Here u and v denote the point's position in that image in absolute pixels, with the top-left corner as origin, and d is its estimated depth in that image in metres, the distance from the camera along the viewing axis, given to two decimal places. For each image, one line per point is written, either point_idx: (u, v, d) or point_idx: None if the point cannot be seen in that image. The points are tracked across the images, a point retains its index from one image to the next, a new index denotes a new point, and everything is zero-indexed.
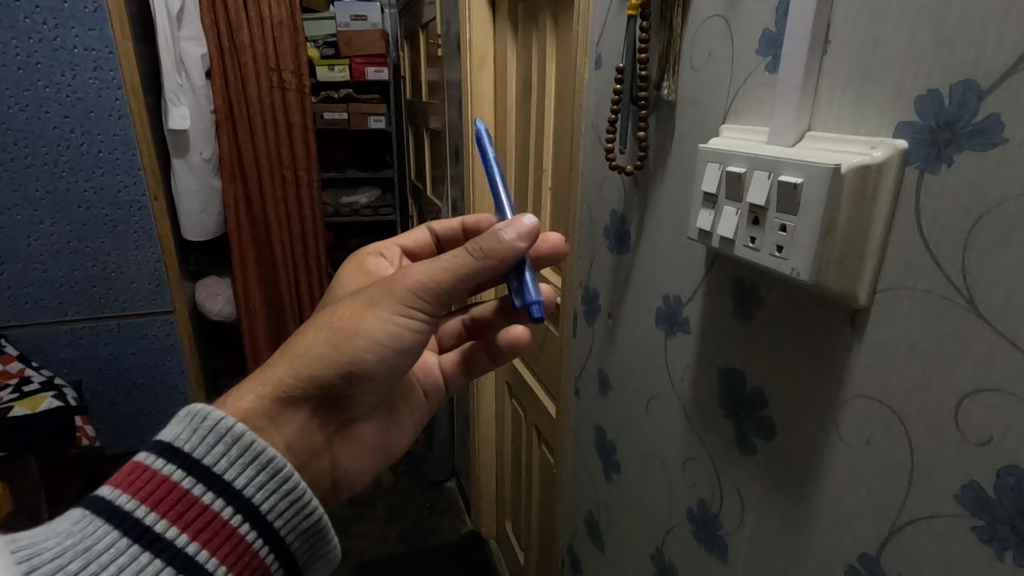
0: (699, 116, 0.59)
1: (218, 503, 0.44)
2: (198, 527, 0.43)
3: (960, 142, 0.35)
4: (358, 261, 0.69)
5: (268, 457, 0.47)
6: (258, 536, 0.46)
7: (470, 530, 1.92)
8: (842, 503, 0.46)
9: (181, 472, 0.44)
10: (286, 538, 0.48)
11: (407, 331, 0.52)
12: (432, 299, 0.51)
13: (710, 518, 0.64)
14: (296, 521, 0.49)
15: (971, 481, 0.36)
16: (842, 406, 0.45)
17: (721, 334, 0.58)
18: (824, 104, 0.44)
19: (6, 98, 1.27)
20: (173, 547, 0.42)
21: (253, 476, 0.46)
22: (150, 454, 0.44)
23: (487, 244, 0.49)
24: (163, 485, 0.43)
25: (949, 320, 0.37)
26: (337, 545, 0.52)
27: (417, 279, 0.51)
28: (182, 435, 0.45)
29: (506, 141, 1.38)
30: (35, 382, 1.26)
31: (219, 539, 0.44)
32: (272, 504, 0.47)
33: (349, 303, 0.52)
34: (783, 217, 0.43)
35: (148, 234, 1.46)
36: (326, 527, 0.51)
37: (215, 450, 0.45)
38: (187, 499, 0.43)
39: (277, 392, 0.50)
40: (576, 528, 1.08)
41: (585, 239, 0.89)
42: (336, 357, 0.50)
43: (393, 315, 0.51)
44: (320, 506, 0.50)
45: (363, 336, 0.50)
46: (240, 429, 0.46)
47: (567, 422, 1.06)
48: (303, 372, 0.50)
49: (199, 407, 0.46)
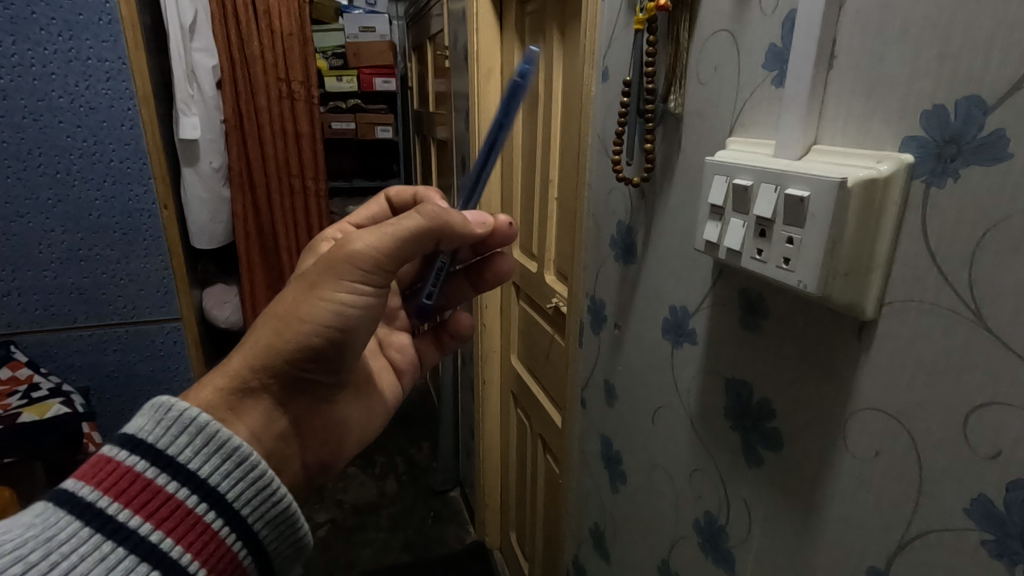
0: (704, 128, 0.59)
1: (183, 492, 0.44)
2: (162, 516, 0.42)
3: (966, 156, 0.35)
4: (314, 250, 0.72)
5: (233, 446, 0.46)
6: (224, 525, 0.45)
7: (474, 539, 1.91)
8: (851, 516, 0.46)
9: (144, 462, 0.43)
10: (254, 526, 0.47)
11: (353, 307, 0.53)
12: (375, 270, 0.53)
13: (717, 531, 0.63)
14: (264, 509, 0.48)
15: (980, 495, 0.36)
16: (850, 418, 0.45)
17: (728, 345, 0.59)
18: (830, 118, 0.45)
19: (21, 109, 1.29)
20: (136, 537, 0.41)
21: (218, 465, 0.46)
22: (112, 447, 0.43)
23: (434, 209, 0.54)
24: (127, 475, 0.42)
25: (957, 333, 0.37)
26: (306, 530, 0.51)
27: (358, 249, 0.52)
28: (145, 426, 0.44)
29: (513, 151, 1.39)
30: (43, 389, 1.28)
31: (184, 528, 0.43)
32: (238, 492, 0.46)
33: (292, 290, 0.53)
34: (789, 230, 0.43)
35: (158, 242, 1.47)
36: (295, 514, 0.50)
37: (178, 440, 0.45)
38: (150, 489, 0.43)
39: (236, 384, 0.50)
40: (582, 539, 1.08)
41: (591, 249, 0.90)
42: (284, 344, 0.51)
43: (335, 291, 0.52)
44: (288, 493, 0.49)
45: (307, 319, 0.51)
46: (201, 417, 0.46)
47: (573, 432, 1.06)
48: (256, 362, 0.51)
49: (164, 399, 0.46)
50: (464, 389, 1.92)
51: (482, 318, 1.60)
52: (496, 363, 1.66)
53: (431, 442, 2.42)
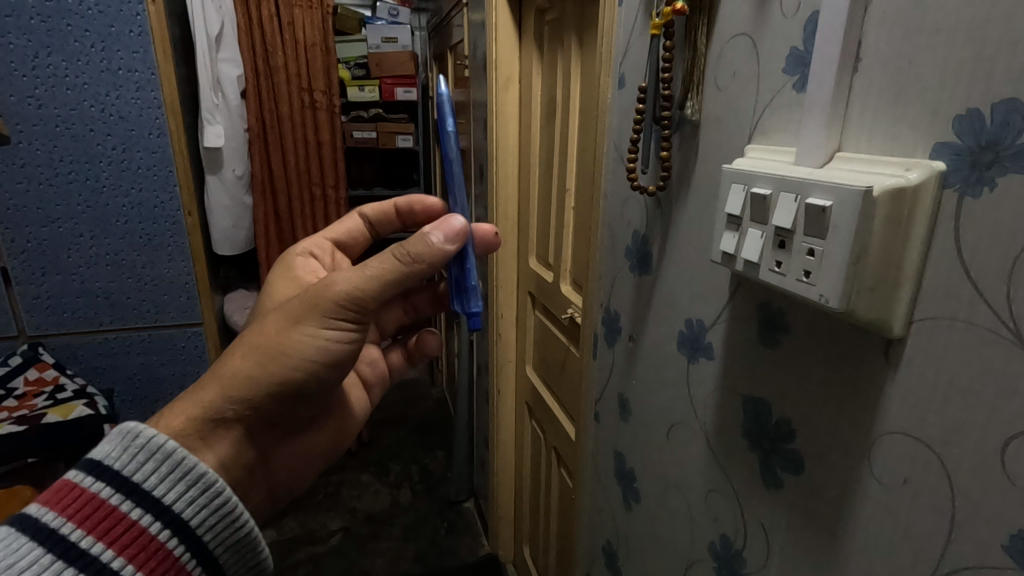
0: (723, 135, 0.57)
1: (146, 519, 0.44)
2: (124, 542, 0.42)
3: (1003, 164, 0.33)
4: (286, 265, 0.72)
5: (199, 473, 0.46)
6: (185, 550, 0.45)
7: (487, 552, 1.88)
8: (875, 548, 0.43)
9: (110, 489, 0.43)
10: (214, 550, 0.48)
11: (334, 345, 0.54)
12: (357, 308, 0.53)
13: (733, 555, 0.61)
14: (225, 533, 0.48)
15: (1020, 532, 0.33)
16: (876, 442, 0.42)
17: (745, 361, 0.56)
18: (855, 124, 0.42)
19: (54, 117, 1.32)
20: (97, 562, 0.41)
21: (183, 491, 0.46)
22: (78, 472, 0.43)
23: (415, 249, 0.52)
24: (92, 502, 0.42)
25: (995, 355, 0.34)
26: (265, 553, 0.52)
27: (341, 292, 0.52)
28: (112, 453, 0.44)
29: (531, 159, 1.37)
30: (68, 390, 1.31)
31: (146, 554, 0.43)
32: (201, 518, 0.46)
33: (274, 322, 0.53)
34: (810, 241, 0.41)
35: (181, 248, 1.50)
36: (255, 537, 0.50)
37: (145, 467, 0.45)
38: (114, 517, 0.42)
39: (209, 413, 0.51)
40: (594, 557, 1.05)
41: (607, 260, 0.88)
42: (265, 376, 0.52)
43: (318, 329, 0.53)
44: (250, 518, 0.49)
45: (291, 353, 0.53)
46: (168, 446, 0.45)
47: (586, 446, 1.04)
48: (233, 394, 0.52)
49: (132, 424, 0.45)
50: (479, 398, 1.89)
51: (496, 328, 1.58)
52: (511, 373, 1.64)
53: (446, 452, 2.41)
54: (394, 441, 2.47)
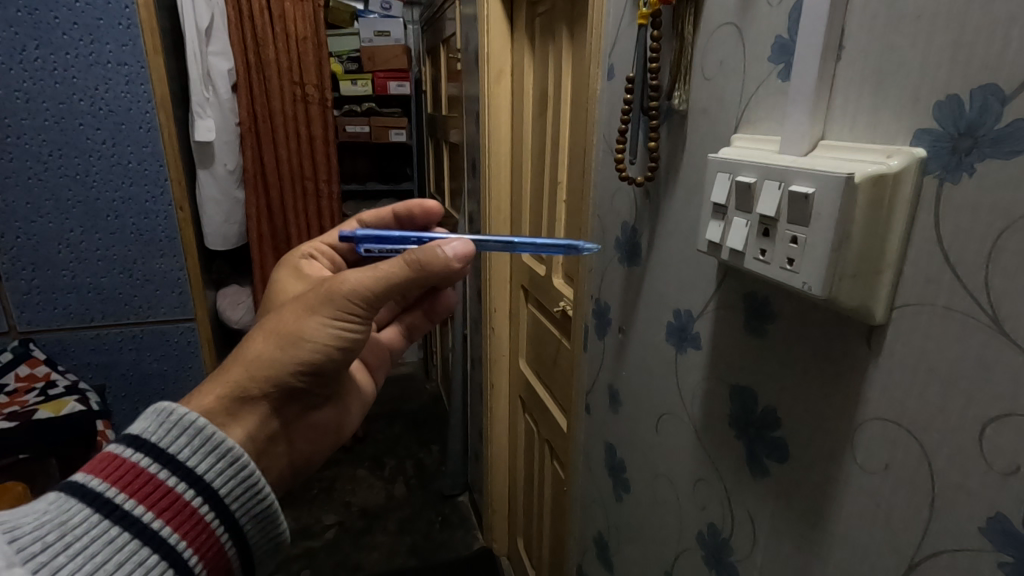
0: (710, 125, 0.57)
1: (181, 486, 0.44)
2: (162, 506, 0.42)
3: (982, 149, 0.33)
4: (291, 266, 0.71)
5: (227, 446, 0.46)
6: (217, 519, 0.45)
7: (481, 545, 1.88)
8: (858, 534, 0.43)
9: (148, 459, 0.43)
10: (241, 521, 0.47)
11: (350, 337, 0.53)
12: (372, 299, 0.52)
13: (721, 544, 0.61)
14: (251, 505, 0.48)
15: (997, 514, 0.34)
16: (858, 429, 0.43)
17: (732, 350, 0.56)
18: (838, 112, 0.42)
19: (42, 112, 1.31)
20: (138, 524, 0.41)
21: (214, 462, 0.45)
22: (118, 445, 0.43)
23: (424, 257, 0.52)
24: (131, 469, 0.42)
25: (973, 340, 0.34)
26: (287, 528, 0.51)
27: (355, 286, 0.52)
28: (148, 427, 0.44)
29: (522, 153, 1.37)
30: (60, 386, 1.31)
31: (181, 518, 0.43)
32: (230, 488, 0.46)
33: (291, 310, 0.53)
34: (794, 229, 0.41)
35: (173, 243, 1.49)
36: (277, 511, 0.50)
37: (179, 439, 0.45)
38: (152, 484, 0.42)
39: (234, 393, 0.50)
40: (586, 548, 1.05)
41: (597, 252, 0.88)
42: (285, 362, 0.52)
43: (334, 319, 0.52)
44: (273, 491, 0.49)
45: (310, 339, 0.52)
46: (201, 422, 0.45)
47: (577, 438, 1.04)
48: (257, 374, 0.51)
49: (167, 402, 0.46)
50: (473, 392, 1.90)
51: (490, 322, 1.58)
52: (505, 368, 1.64)
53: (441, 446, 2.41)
54: (389, 436, 2.48)
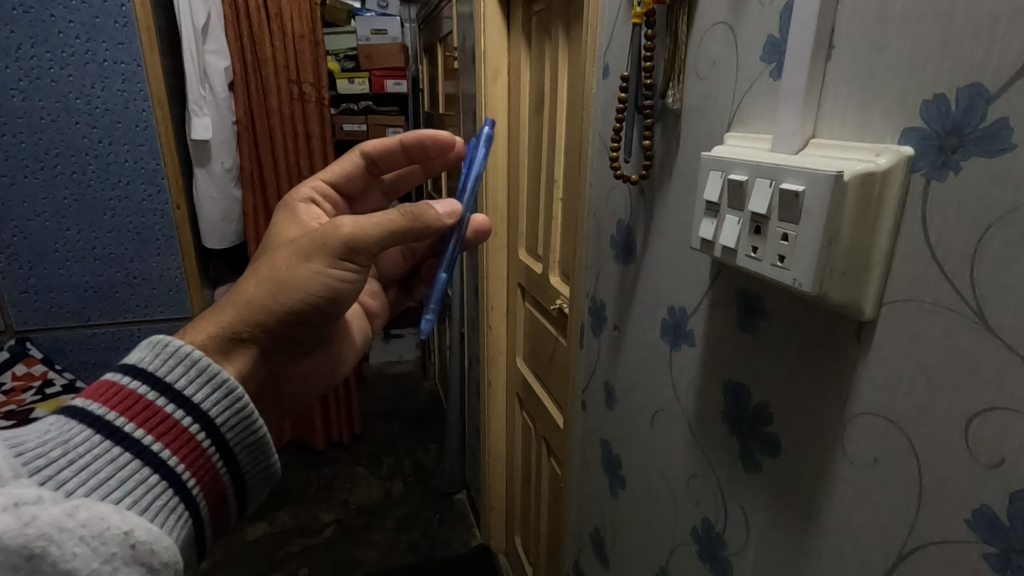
0: (704, 124, 0.58)
1: (178, 413, 0.47)
2: (161, 430, 0.46)
3: (968, 148, 0.33)
4: (290, 210, 0.69)
5: (223, 377, 0.49)
6: (212, 446, 0.48)
7: (479, 543, 1.89)
8: (847, 527, 0.44)
9: (147, 387, 0.46)
10: (235, 450, 0.50)
11: (342, 283, 0.55)
12: (364, 253, 0.54)
13: (714, 538, 0.62)
14: (245, 435, 0.51)
15: (982, 505, 0.34)
16: (848, 423, 0.43)
17: (725, 347, 0.57)
18: (828, 112, 0.43)
19: (39, 110, 1.31)
20: (139, 446, 0.44)
21: (210, 393, 0.48)
22: (117, 373, 0.47)
23: (419, 209, 0.54)
24: (130, 396, 0.45)
25: (959, 336, 0.35)
26: (277, 460, 0.54)
27: (349, 232, 0.53)
28: (146, 357, 0.47)
29: (519, 151, 1.37)
30: (57, 385, 1.37)
31: (179, 443, 0.46)
32: (225, 418, 0.49)
33: (284, 255, 0.54)
34: (784, 226, 0.41)
35: (170, 241, 1.49)
36: (269, 444, 0.53)
37: (175, 370, 0.48)
38: (152, 409, 0.46)
39: (227, 332, 0.52)
40: (582, 544, 1.06)
41: (593, 250, 0.88)
42: (276, 304, 0.54)
43: (327, 268, 0.54)
44: (265, 424, 0.52)
45: (300, 287, 0.54)
46: (197, 353, 0.49)
47: (574, 434, 1.04)
48: (248, 317, 0.53)
49: (163, 336, 0.49)
50: (471, 390, 1.90)
51: (488, 320, 1.59)
52: (502, 365, 1.64)
53: (439, 444, 2.42)
54: (386, 435, 2.48)
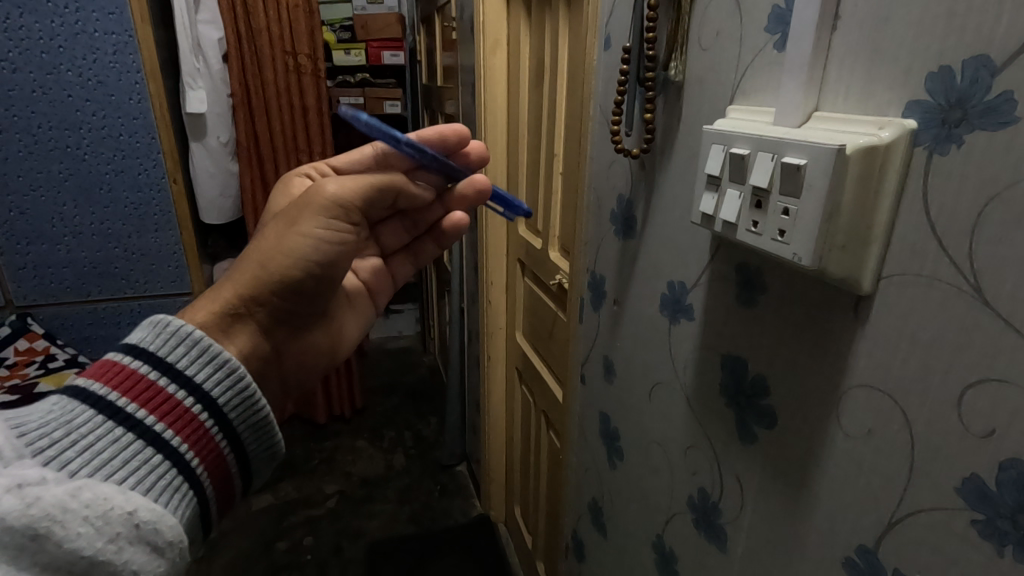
0: (706, 97, 0.57)
1: (181, 394, 0.47)
2: (164, 410, 0.46)
3: (971, 121, 0.33)
4: (285, 184, 0.72)
5: (223, 358, 0.50)
6: (214, 426, 0.49)
7: (479, 513, 1.93)
8: (840, 496, 0.45)
9: (148, 367, 0.47)
10: (238, 429, 0.51)
11: (332, 245, 0.55)
12: (348, 207, 0.55)
13: (710, 507, 0.63)
14: (247, 415, 0.51)
15: (971, 475, 0.35)
16: (844, 396, 0.44)
17: (724, 321, 0.57)
18: (832, 84, 0.43)
19: (30, 83, 1.29)
20: (142, 426, 0.45)
21: (212, 373, 0.49)
22: (118, 353, 0.47)
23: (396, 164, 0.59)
24: (131, 376, 0.46)
25: (955, 309, 0.35)
26: (280, 438, 0.56)
27: (332, 190, 0.55)
28: (146, 338, 0.48)
29: (519, 124, 1.36)
30: (60, 359, 1.39)
31: (182, 423, 0.47)
32: (227, 398, 0.50)
33: (274, 227, 0.55)
34: (786, 201, 0.41)
35: (168, 217, 1.48)
36: (271, 423, 0.54)
37: (177, 350, 0.48)
38: (154, 389, 0.46)
39: (224, 309, 0.53)
40: (581, 514, 1.08)
41: (593, 224, 0.88)
42: (269, 274, 0.54)
43: (314, 229, 0.54)
44: (267, 404, 0.53)
45: (290, 253, 0.54)
46: (197, 333, 0.49)
47: (573, 407, 1.06)
48: (243, 290, 0.53)
49: (163, 317, 0.49)
50: (470, 364, 1.92)
51: (487, 296, 1.59)
52: (501, 340, 1.65)
53: (439, 418, 2.45)
54: (387, 409, 2.51)
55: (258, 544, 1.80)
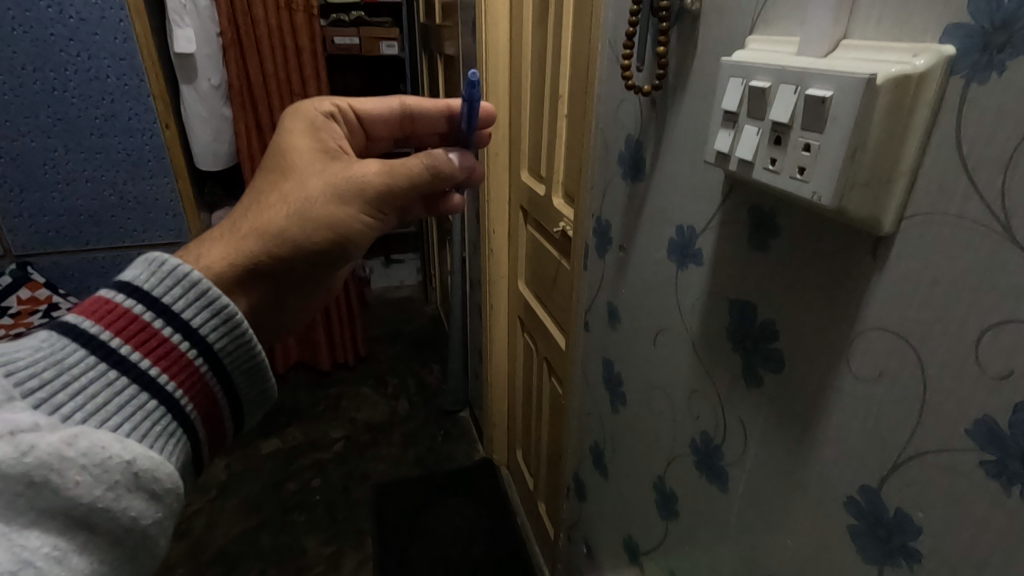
0: (724, 28, 0.54)
1: (176, 338, 0.47)
2: (158, 353, 0.46)
3: (1016, 45, 0.31)
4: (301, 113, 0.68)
5: (223, 304, 0.49)
6: (209, 371, 0.49)
7: (482, 456, 1.99)
8: (846, 437, 0.45)
9: (142, 308, 0.46)
10: (232, 374, 0.51)
11: (363, 229, 0.62)
12: (388, 203, 0.63)
13: (712, 450, 0.64)
14: (240, 361, 0.51)
15: (984, 415, 0.35)
16: (856, 339, 0.43)
17: (734, 265, 0.56)
18: (863, 9, 0.40)
19: (9, 20, 1.23)
20: (135, 369, 0.45)
21: (207, 318, 0.48)
22: (111, 290, 0.46)
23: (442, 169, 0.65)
24: (125, 316, 0.45)
25: (981, 249, 0.34)
26: (274, 385, 0.56)
27: (382, 183, 0.62)
28: (141, 276, 0.47)
29: (521, 64, 1.30)
30: (63, 308, 1.39)
31: (176, 367, 0.47)
32: (223, 344, 0.50)
33: (319, 196, 0.59)
34: (807, 135, 0.39)
35: (162, 163, 1.45)
36: (266, 369, 0.54)
37: (173, 291, 0.47)
38: (148, 331, 0.46)
39: (252, 264, 0.53)
40: (582, 457, 1.11)
41: (599, 168, 0.86)
42: (308, 239, 0.57)
43: (361, 213, 0.61)
44: (263, 350, 0.52)
45: (335, 227, 0.59)
46: (195, 274, 0.48)
47: (576, 354, 1.06)
48: (275, 250, 0.55)
49: (159, 254, 0.48)
50: (472, 313, 1.92)
51: (490, 244, 1.58)
52: (503, 289, 1.65)
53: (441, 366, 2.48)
54: (390, 357, 2.54)
55: (268, 485, 1.86)
